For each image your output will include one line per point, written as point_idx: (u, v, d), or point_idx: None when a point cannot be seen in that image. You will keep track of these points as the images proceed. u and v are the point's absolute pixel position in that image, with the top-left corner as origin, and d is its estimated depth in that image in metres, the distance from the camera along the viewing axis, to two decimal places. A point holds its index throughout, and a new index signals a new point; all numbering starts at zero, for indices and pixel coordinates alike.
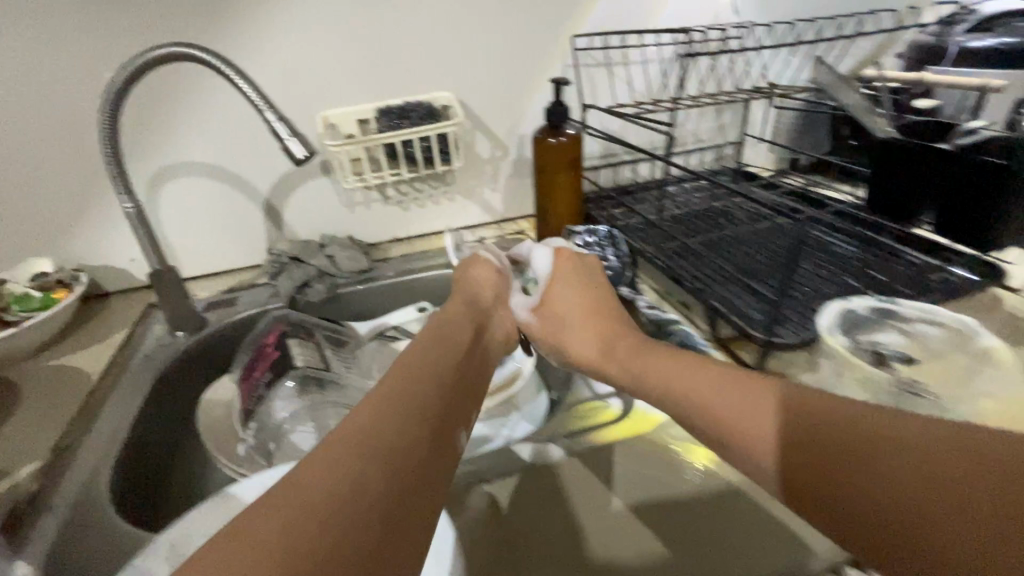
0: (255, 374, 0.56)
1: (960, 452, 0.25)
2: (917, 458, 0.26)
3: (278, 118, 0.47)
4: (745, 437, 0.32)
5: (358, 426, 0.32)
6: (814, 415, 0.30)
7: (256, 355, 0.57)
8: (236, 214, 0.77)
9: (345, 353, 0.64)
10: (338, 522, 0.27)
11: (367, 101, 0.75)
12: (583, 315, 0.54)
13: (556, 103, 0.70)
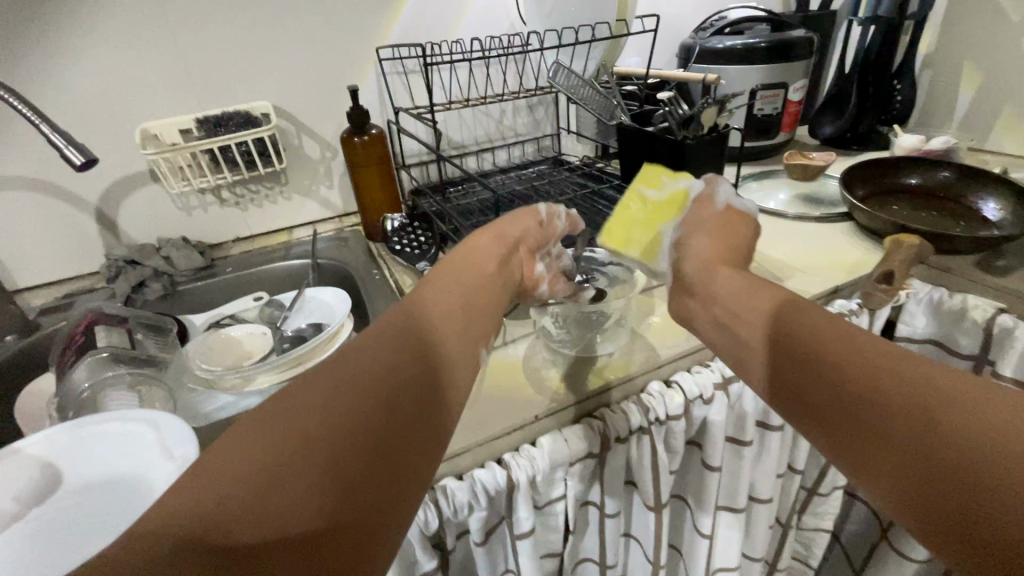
0: (65, 360, 0.64)
1: (906, 375, 0.33)
2: (895, 372, 0.33)
3: (53, 130, 0.54)
4: (740, 326, 0.43)
5: (378, 370, 0.36)
6: (815, 332, 0.38)
7: (66, 345, 0.65)
8: (66, 223, 0.82)
9: (165, 339, 0.71)
10: (310, 447, 0.30)
11: (186, 112, 0.82)
12: (712, 234, 0.51)
13: (355, 107, 0.80)
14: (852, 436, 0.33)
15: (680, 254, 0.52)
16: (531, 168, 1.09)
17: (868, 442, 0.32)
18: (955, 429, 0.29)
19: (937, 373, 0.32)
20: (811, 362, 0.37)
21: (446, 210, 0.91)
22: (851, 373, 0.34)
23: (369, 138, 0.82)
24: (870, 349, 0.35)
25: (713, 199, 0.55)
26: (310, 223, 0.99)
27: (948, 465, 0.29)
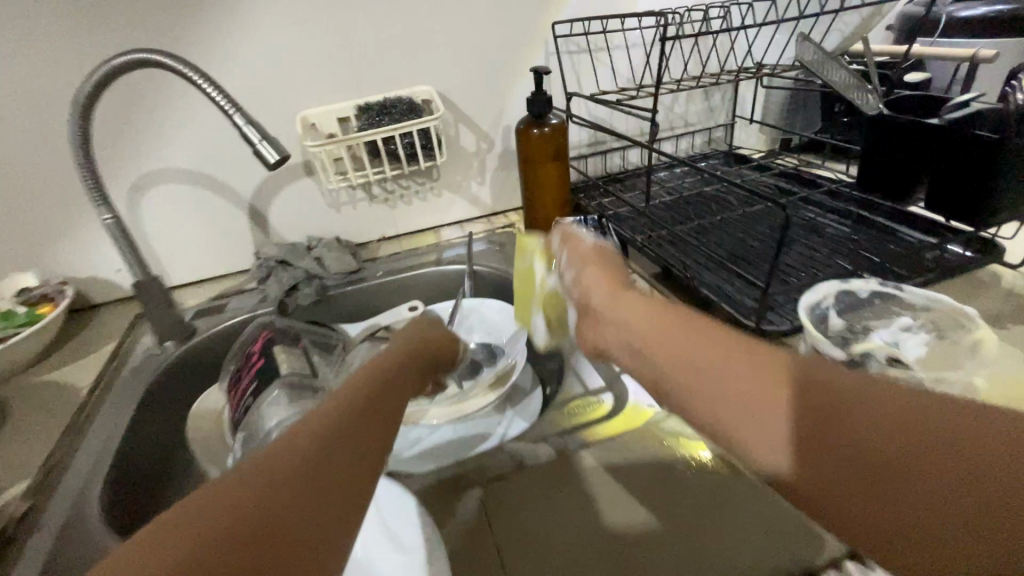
0: (241, 386, 0.57)
1: (922, 446, 0.23)
2: (835, 426, 0.25)
3: (247, 122, 0.46)
4: (746, 406, 0.28)
5: (314, 425, 0.30)
6: (743, 383, 0.29)
7: (242, 367, 0.59)
8: (220, 219, 0.77)
9: (335, 359, 0.63)
10: (256, 513, 0.25)
11: (345, 98, 0.74)
12: (601, 269, 0.50)
13: (536, 93, 0.68)
14: (840, 499, 0.24)
15: (584, 288, 0.49)
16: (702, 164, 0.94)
17: (888, 510, 0.23)
18: (964, 472, 0.22)
19: (916, 410, 0.24)
20: (758, 428, 0.28)
21: (626, 214, 0.78)
22: (820, 439, 0.26)
23: (548, 130, 0.70)
24: (805, 408, 0.27)
25: (579, 241, 0.55)
26: (457, 223, 0.89)
27: (1012, 546, 0.20)
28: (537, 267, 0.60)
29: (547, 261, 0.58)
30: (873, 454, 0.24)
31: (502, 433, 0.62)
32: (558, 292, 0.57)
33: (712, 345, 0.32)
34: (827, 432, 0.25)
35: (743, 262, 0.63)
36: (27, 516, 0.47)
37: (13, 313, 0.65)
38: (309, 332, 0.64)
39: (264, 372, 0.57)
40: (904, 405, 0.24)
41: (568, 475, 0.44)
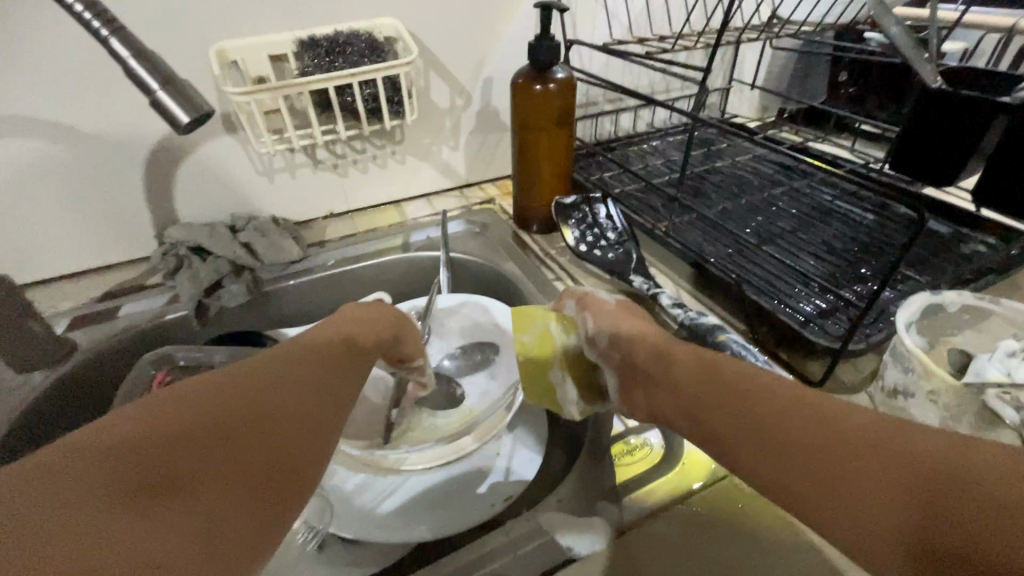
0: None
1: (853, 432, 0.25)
2: (791, 436, 0.27)
3: (135, 53, 0.28)
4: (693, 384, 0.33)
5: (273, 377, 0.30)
6: (698, 395, 0.32)
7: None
8: (100, 190, 0.56)
9: None
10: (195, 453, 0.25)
11: (279, 28, 0.54)
12: (643, 324, 0.41)
13: (542, 38, 0.54)
14: (777, 482, 0.27)
15: (622, 353, 0.39)
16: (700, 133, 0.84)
17: (801, 480, 0.26)
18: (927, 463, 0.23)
19: (851, 436, 0.25)
20: (701, 422, 0.31)
21: (634, 194, 0.66)
22: (756, 433, 0.28)
23: (554, 88, 0.56)
24: (746, 406, 0.29)
25: (599, 298, 0.45)
26: (423, 196, 0.74)
27: (943, 505, 0.22)
28: (552, 327, 0.46)
29: (569, 326, 0.45)
30: (795, 437, 0.27)
31: (506, 466, 0.50)
32: (590, 357, 0.44)
33: (687, 366, 0.34)
34: (761, 422, 0.28)
35: (783, 255, 0.55)
36: None
37: None
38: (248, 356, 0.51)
39: None
40: (812, 402, 0.28)
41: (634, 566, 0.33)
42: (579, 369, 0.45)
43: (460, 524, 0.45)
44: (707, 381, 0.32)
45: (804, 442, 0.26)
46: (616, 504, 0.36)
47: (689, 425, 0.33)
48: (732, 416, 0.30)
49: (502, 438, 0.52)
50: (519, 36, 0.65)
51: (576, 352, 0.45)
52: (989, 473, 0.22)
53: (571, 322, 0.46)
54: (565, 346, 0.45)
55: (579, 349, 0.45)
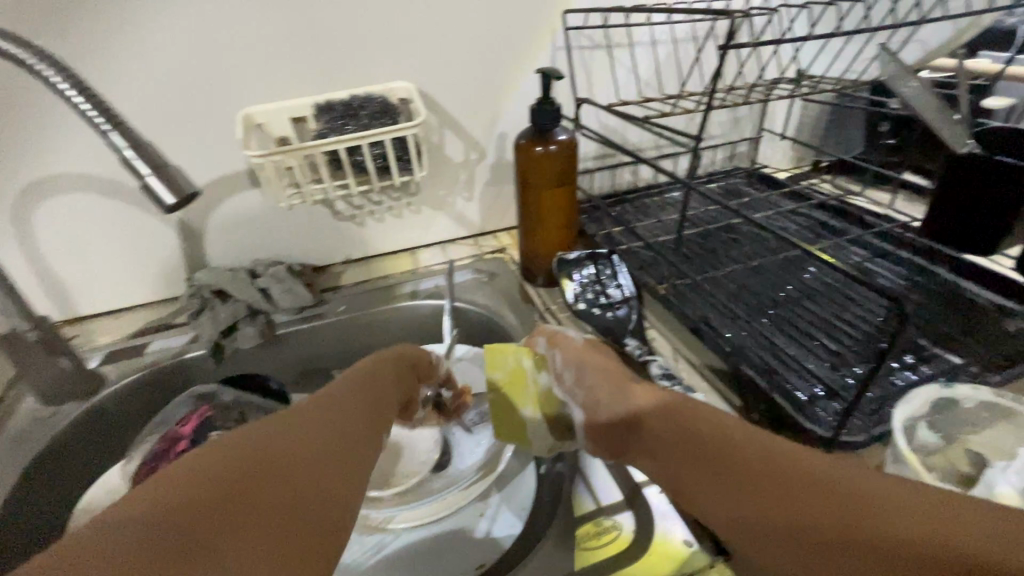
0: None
1: (826, 477, 0.26)
2: (769, 472, 0.27)
3: (131, 144, 0.32)
4: (662, 432, 0.33)
5: (297, 431, 0.31)
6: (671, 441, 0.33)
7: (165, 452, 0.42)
8: (141, 238, 0.61)
9: None
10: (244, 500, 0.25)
11: (301, 94, 0.59)
12: (604, 364, 0.43)
13: (542, 102, 0.55)
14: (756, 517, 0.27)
15: (590, 395, 0.41)
16: (723, 185, 0.81)
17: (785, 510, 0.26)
18: (903, 504, 0.24)
19: (825, 482, 0.26)
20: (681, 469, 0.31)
21: (642, 251, 0.65)
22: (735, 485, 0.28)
23: (554, 148, 0.57)
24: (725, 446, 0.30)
25: (567, 337, 0.47)
26: (438, 244, 0.76)
27: (928, 538, 0.22)
28: (523, 362, 0.48)
29: (541, 362, 0.48)
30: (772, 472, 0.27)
31: (486, 528, 0.49)
32: (559, 394, 0.46)
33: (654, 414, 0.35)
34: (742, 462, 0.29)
35: (788, 325, 0.52)
36: None
37: None
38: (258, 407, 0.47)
39: None
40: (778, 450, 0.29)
41: None
42: (547, 404, 0.47)
43: None
44: (677, 428, 0.33)
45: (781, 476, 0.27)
46: None
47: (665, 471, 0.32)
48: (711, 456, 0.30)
49: (489, 497, 0.51)
50: (531, 94, 0.67)
51: (546, 387, 0.47)
52: (935, 505, 0.24)
53: (541, 359, 0.48)
54: (537, 380, 0.48)
55: (548, 386, 0.47)
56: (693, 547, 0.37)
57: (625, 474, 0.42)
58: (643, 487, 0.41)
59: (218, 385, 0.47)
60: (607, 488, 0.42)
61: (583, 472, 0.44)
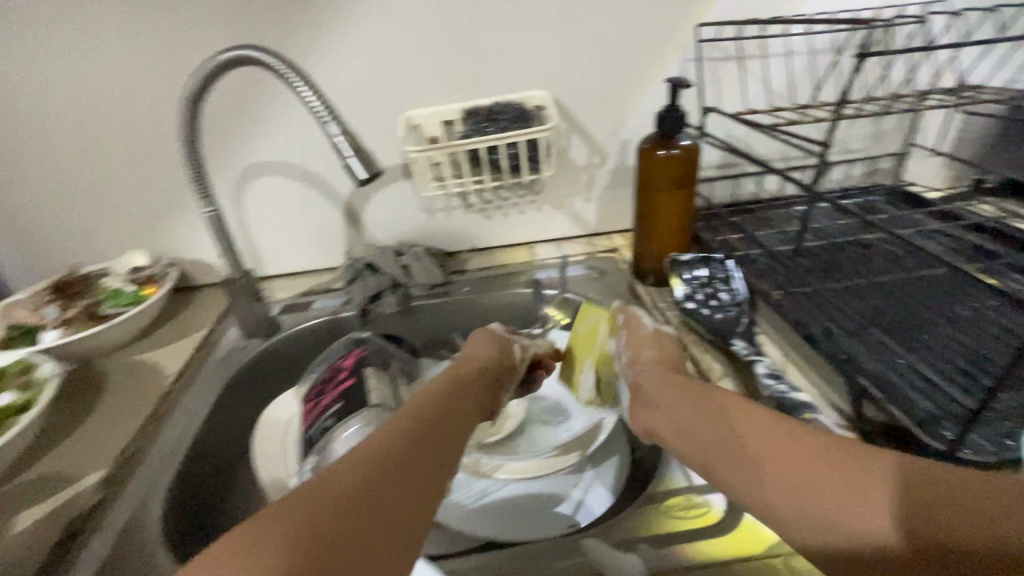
0: (322, 402, 0.49)
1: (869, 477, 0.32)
2: (823, 472, 0.34)
3: (341, 132, 0.42)
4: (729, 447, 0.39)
5: (363, 460, 0.37)
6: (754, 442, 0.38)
7: (328, 381, 0.51)
8: (317, 215, 0.75)
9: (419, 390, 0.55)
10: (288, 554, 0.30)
11: (453, 101, 0.69)
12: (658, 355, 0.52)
13: (668, 109, 0.58)
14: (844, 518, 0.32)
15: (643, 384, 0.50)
16: (858, 201, 0.76)
17: (873, 525, 0.31)
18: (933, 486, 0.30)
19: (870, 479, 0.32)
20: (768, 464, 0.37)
21: (759, 258, 0.65)
22: (795, 485, 0.35)
23: (677, 153, 0.60)
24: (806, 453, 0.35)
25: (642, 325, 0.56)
26: (554, 241, 0.82)
27: (945, 505, 0.29)
28: (600, 326, 0.61)
29: (614, 331, 0.60)
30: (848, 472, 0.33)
31: (580, 497, 0.53)
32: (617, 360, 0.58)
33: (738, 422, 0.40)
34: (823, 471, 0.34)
35: (918, 343, 0.49)
36: (97, 508, 0.46)
37: (120, 291, 0.67)
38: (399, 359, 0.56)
39: (349, 393, 0.49)
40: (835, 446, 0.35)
41: None
42: (604, 365, 0.59)
43: (526, 534, 0.49)
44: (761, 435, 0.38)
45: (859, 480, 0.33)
46: (657, 549, 0.38)
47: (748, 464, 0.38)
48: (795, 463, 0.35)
49: (584, 469, 0.55)
50: (657, 104, 0.71)
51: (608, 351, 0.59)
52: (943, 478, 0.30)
53: (616, 328, 0.60)
54: (604, 343, 0.60)
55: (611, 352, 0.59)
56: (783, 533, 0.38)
57: None
58: None
59: (373, 335, 0.55)
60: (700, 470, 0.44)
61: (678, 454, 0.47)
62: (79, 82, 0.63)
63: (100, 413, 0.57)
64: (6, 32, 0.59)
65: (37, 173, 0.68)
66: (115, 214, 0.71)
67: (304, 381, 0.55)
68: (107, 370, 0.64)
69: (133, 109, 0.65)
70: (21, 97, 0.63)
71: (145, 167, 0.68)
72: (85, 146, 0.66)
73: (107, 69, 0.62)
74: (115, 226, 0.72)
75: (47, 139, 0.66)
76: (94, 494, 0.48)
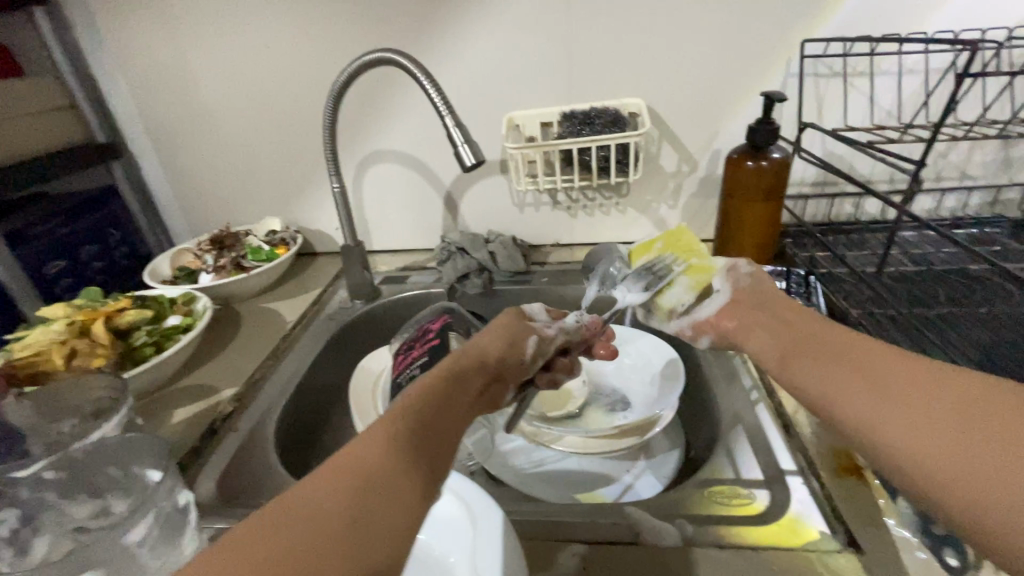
0: (411, 355, 0.57)
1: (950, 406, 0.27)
2: (916, 393, 0.28)
3: (455, 124, 0.49)
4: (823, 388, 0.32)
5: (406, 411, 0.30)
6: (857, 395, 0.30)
7: (418, 339, 0.58)
8: (421, 201, 0.85)
9: None
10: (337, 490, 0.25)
11: (554, 105, 0.74)
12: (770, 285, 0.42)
13: (761, 121, 0.59)
14: (992, 496, 0.23)
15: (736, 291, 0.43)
16: (973, 232, 0.70)
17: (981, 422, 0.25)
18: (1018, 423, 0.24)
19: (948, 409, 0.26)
20: (880, 420, 0.29)
21: (844, 278, 0.63)
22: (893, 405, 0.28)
23: (766, 164, 0.61)
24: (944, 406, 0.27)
25: (738, 267, 0.44)
26: (635, 244, 0.85)
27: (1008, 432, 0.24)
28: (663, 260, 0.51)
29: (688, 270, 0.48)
30: (1011, 430, 0.24)
31: (629, 480, 0.56)
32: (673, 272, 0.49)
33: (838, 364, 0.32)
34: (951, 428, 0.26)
35: (1009, 380, 0.47)
36: (229, 416, 0.57)
37: (259, 248, 0.81)
38: (479, 330, 0.63)
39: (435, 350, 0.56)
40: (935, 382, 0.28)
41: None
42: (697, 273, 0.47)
43: (572, 498, 0.54)
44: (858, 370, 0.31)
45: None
46: (695, 525, 0.41)
47: (868, 430, 0.29)
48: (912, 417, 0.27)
49: (638, 456, 0.58)
50: (753, 116, 0.71)
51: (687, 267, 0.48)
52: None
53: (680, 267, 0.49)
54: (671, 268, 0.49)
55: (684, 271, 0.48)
56: (824, 534, 0.39)
57: (770, 459, 0.46)
58: (787, 476, 0.44)
59: (460, 307, 0.62)
60: (749, 467, 0.46)
61: (730, 449, 0.49)
62: (250, 75, 0.77)
63: (236, 344, 0.70)
64: (207, 33, 0.74)
65: (209, 146, 0.83)
66: (262, 185, 0.85)
67: (396, 338, 0.63)
68: (243, 312, 0.77)
69: (286, 99, 0.78)
70: (208, 84, 0.78)
71: (290, 148, 0.82)
72: (248, 128, 0.81)
73: (273, 66, 0.75)
74: (261, 196, 0.86)
75: (222, 121, 0.81)
76: (227, 405, 0.59)
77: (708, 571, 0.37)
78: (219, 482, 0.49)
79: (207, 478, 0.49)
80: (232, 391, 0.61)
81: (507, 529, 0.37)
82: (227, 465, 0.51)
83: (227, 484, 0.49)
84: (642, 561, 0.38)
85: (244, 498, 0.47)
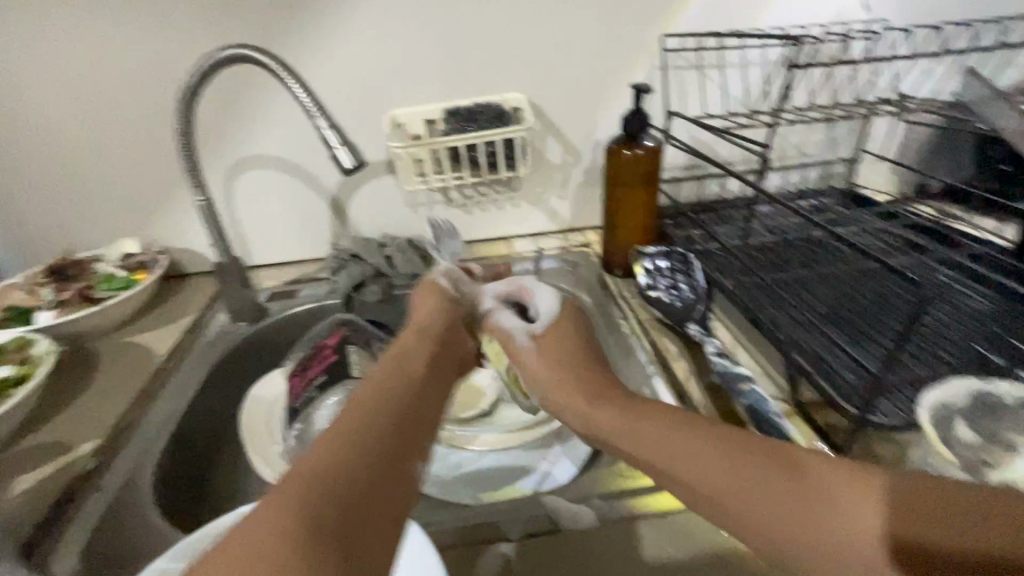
0: (306, 376, 0.54)
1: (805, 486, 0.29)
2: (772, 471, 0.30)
3: (328, 125, 0.46)
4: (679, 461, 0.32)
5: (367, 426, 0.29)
6: (723, 473, 0.30)
7: (314, 357, 0.55)
8: (304, 208, 0.79)
9: None
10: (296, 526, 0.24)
11: (435, 101, 0.73)
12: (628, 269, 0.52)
13: (634, 112, 0.63)
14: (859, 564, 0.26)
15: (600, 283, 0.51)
16: (813, 202, 0.81)
17: (838, 502, 0.27)
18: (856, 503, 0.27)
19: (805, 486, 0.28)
20: (754, 499, 0.29)
21: (716, 252, 0.70)
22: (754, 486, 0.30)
23: (641, 153, 0.65)
24: (790, 481, 0.29)
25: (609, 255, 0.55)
26: (530, 236, 0.86)
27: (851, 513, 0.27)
28: None
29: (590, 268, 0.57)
30: (853, 508, 0.27)
31: (546, 467, 0.56)
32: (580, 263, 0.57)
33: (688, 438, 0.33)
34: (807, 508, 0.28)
35: (850, 327, 0.55)
36: (91, 474, 0.49)
37: (112, 275, 0.70)
38: (381, 340, 0.60)
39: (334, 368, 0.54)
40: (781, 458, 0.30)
41: (621, 549, 0.39)
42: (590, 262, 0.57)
43: (489, 497, 0.53)
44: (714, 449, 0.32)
45: (905, 518, 0.26)
46: (608, 502, 0.42)
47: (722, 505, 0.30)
48: (782, 495, 0.29)
49: (551, 440, 0.58)
50: (625, 108, 0.76)
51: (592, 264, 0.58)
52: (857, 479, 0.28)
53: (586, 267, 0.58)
54: None
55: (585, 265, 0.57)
56: None
57: None
58: None
59: (360, 317, 0.59)
60: None
61: None
62: (81, 76, 0.66)
63: (93, 389, 0.60)
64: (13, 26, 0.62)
65: (33, 160, 0.70)
66: (110, 202, 0.74)
67: (287, 358, 0.58)
68: (99, 351, 0.67)
69: (131, 102, 0.68)
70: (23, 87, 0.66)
71: (140, 158, 0.72)
72: (84, 137, 0.70)
73: (109, 65, 0.66)
74: (109, 215, 0.75)
75: (49, 129, 0.69)
76: (87, 462, 0.50)
77: (623, 545, 0.39)
78: (87, 550, 0.42)
79: (69, 550, 0.42)
80: (92, 444, 0.53)
81: (429, 544, 0.35)
82: (95, 531, 0.44)
83: (98, 551, 0.42)
84: (562, 548, 0.39)
85: (120, 565, 0.41)
